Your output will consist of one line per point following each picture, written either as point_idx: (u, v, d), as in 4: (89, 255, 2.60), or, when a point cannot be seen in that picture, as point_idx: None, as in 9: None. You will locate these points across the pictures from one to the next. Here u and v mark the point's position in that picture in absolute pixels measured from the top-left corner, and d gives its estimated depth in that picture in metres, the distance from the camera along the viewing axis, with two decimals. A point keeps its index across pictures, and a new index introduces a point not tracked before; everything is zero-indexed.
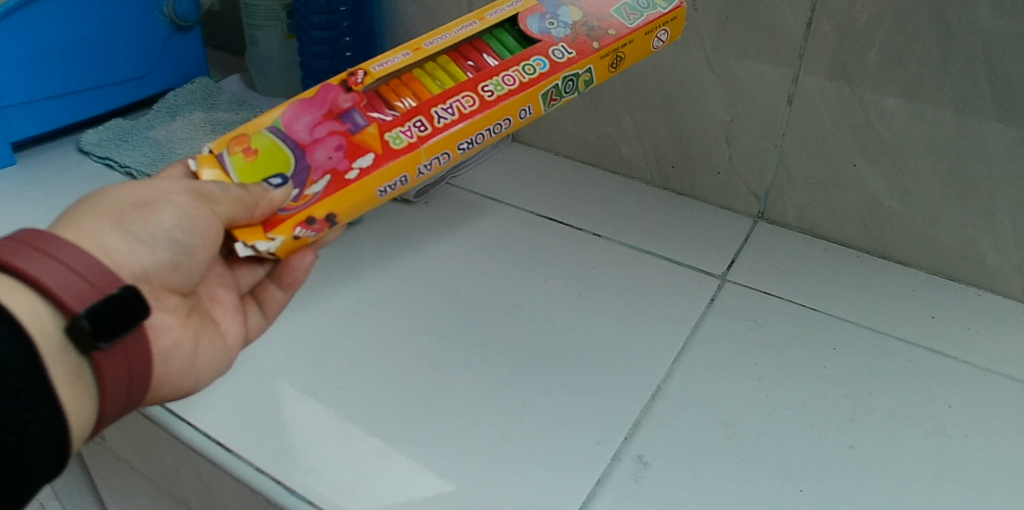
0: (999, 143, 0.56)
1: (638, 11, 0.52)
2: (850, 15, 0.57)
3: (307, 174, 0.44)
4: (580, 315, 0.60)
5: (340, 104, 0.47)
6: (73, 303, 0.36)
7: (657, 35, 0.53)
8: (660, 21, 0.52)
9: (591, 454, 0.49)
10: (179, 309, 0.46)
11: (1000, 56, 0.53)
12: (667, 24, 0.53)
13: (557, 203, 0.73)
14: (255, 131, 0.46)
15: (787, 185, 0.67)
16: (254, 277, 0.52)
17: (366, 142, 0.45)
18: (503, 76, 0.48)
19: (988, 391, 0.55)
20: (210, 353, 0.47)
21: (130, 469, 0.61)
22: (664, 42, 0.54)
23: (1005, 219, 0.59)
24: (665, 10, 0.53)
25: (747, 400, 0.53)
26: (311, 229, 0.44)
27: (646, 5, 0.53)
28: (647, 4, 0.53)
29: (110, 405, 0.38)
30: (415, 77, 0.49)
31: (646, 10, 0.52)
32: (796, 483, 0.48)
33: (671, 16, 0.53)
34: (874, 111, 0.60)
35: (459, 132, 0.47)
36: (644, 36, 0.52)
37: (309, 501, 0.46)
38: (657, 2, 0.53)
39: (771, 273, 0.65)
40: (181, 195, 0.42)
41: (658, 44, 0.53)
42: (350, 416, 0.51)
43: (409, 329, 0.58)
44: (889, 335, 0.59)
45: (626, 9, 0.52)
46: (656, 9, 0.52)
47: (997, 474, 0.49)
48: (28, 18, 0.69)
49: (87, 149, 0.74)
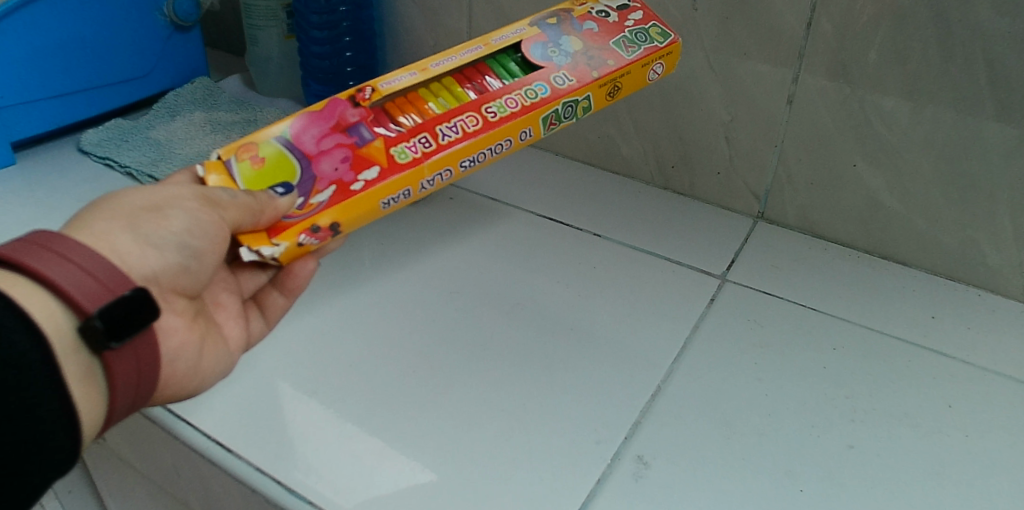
0: (1000, 144, 0.56)
1: (636, 44, 0.52)
2: (850, 15, 0.57)
3: (312, 184, 0.44)
4: (580, 315, 0.60)
5: (348, 118, 0.47)
6: (86, 303, 0.36)
7: (654, 68, 0.53)
8: (655, 55, 0.52)
9: (591, 454, 0.49)
10: (185, 311, 0.45)
11: (1000, 56, 0.53)
12: (662, 58, 0.53)
13: (557, 202, 0.73)
14: (263, 140, 0.46)
15: (788, 186, 0.67)
16: (257, 283, 0.53)
17: (372, 155, 0.46)
18: (506, 98, 0.49)
19: (987, 391, 0.55)
20: (214, 356, 0.47)
21: (131, 469, 0.61)
22: (660, 74, 0.54)
23: (1004, 220, 0.59)
24: (662, 45, 0.53)
25: (746, 400, 0.53)
26: (316, 237, 0.44)
27: (644, 39, 0.53)
28: (645, 37, 0.53)
29: (119, 404, 0.38)
30: (420, 96, 0.49)
31: (644, 43, 0.52)
32: (796, 483, 0.48)
33: (668, 49, 0.53)
34: (874, 111, 0.60)
35: (462, 150, 0.47)
36: (640, 68, 0.52)
37: (310, 501, 0.46)
38: (655, 37, 0.53)
39: (772, 273, 0.65)
40: (191, 201, 0.42)
41: (654, 77, 0.53)
42: (351, 416, 0.51)
43: (409, 328, 0.58)
44: (888, 335, 0.60)
45: (625, 41, 0.52)
46: (652, 43, 0.53)
47: (995, 474, 0.49)
48: (28, 18, 0.69)
49: (87, 149, 0.74)
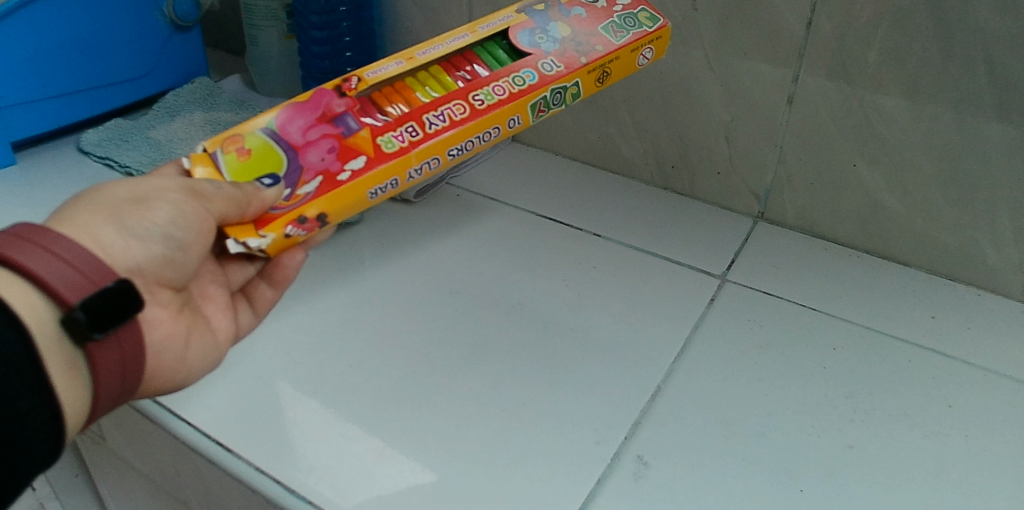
0: (1001, 143, 0.56)
1: (625, 30, 0.52)
2: (850, 15, 0.56)
3: (299, 175, 0.44)
4: (579, 315, 0.60)
5: (334, 108, 0.47)
6: (69, 294, 0.36)
7: (644, 53, 0.53)
8: (645, 40, 0.52)
9: (590, 454, 0.49)
10: (172, 303, 0.45)
11: (1001, 55, 0.53)
12: (652, 43, 0.53)
13: (557, 202, 0.73)
14: (249, 131, 0.45)
15: (787, 185, 0.67)
16: (245, 275, 0.52)
17: (359, 145, 0.46)
18: (494, 86, 0.48)
19: (990, 391, 0.55)
20: (200, 348, 0.47)
21: (130, 469, 0.61)
22: (650, 59, 0.54)
23: (1006, 219, 0.59)
24: (652, 29, 0.53)
25: (746, 401, 0.53)
26: (303, 228, 0.44)
27: (632, 23, 0.53)
28: (633, 23, 0.53)
29: (104, 396, 0.38)
30: (408, 85, 0.49)
31: (633, 28, 0.52)
32: (796, 483, 0.48)
33: (658, 34, 0.53)
34: (874, 110, 0.59)
35: (450, 139, 0.46)
36: (629, 53, 0.52)
37: (309, 501, 0.46)
38: (644, 22, 0.53)
39: (772, 273, 0.65)
40: (175, 193, 0.41)
41: (645, 62, 0.53)
42: (348, 415, 0.51)
43: (408, 328, 0.58)
44: (890, 335, 0.59)
45: (613, 27, 0.52)
46: (641, 28, 0.52)
47: (999, 475, 0.49)
48: (28, 18, 0.69)
49: (86, 149, 0.74)
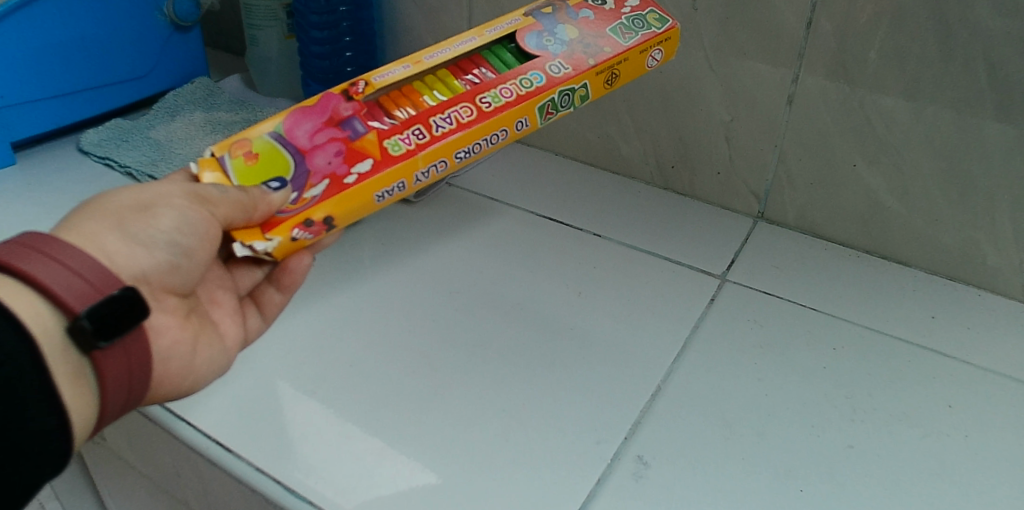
0: (1000, 143, 0.56)
1: (634, 31, 0.52)
2: (851, 15, 0.57)
3: (306, 178, 0.44)
4: (581, 314, 0.60)
5: (340, 112, 0.47)
6: (75, 304, 0.36)
7: (652, 54, 0.53)
8: (655, 41, 0.52)
9: (592, 454, 0.49)
10: (177, 311, 0.45)
11: (1001, 57, 0.53)
12: (660, 43, 0.53)
13: (557, 202, 0.73)
14: (256, 136, 0.46)
15: (788, 185, 0.67)
16: (253, 279, 0.53)
17: (365, 148, 0.46)
18: (501, 88, 0.49)
19: (989, 391, 0.55)
20: (208, 354, 0.47)
21: (130, 469, 0.61)
22: (659, 60, 0.54)
23: (1005, 218, 0.59)
24: (659, 30, 0.53)
25: (747, 400, 0.53)
26: (309, 231, 0.44)
27: (641, 25, 0.53)
28: (641, 24, 0.53)
29: (110, 404, 0.38)
30: (415, 89, 0.50)
31: (641, 29, 0.52)
32: (796, 483, 0.48)
33: (665, 35, 0.53)
34: (874, 111, 0.60)
35: (457, 141, 0.46)
36: (638, 54, 0.52)
37: (309, 501, 0.46)
38: (652, 23, 0.53)
39: (772, 273, 0.65)
40: (181, 199, 0.42)
41: (653, 63, 0.53)
42: (350, 416, 0.51)
43: (411, 329, 0.58)
44: (889, 335, 0.59)
45: (622, 28, 0.52)
46: (650, 29, 0.53)
47: (997, 474, 0.49)
48: (27, 17, 0.69)
49: (87, 149, 0.74)
